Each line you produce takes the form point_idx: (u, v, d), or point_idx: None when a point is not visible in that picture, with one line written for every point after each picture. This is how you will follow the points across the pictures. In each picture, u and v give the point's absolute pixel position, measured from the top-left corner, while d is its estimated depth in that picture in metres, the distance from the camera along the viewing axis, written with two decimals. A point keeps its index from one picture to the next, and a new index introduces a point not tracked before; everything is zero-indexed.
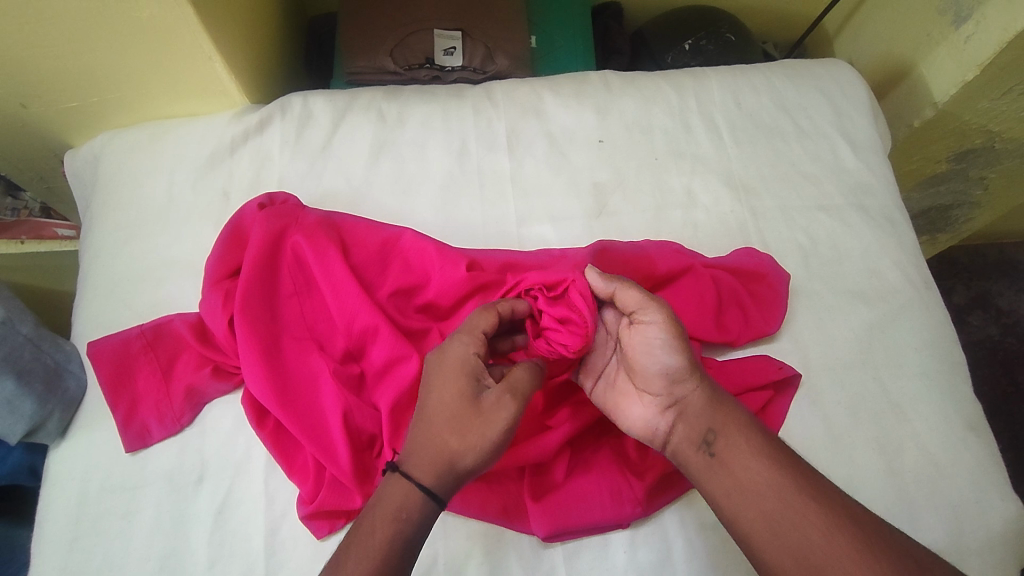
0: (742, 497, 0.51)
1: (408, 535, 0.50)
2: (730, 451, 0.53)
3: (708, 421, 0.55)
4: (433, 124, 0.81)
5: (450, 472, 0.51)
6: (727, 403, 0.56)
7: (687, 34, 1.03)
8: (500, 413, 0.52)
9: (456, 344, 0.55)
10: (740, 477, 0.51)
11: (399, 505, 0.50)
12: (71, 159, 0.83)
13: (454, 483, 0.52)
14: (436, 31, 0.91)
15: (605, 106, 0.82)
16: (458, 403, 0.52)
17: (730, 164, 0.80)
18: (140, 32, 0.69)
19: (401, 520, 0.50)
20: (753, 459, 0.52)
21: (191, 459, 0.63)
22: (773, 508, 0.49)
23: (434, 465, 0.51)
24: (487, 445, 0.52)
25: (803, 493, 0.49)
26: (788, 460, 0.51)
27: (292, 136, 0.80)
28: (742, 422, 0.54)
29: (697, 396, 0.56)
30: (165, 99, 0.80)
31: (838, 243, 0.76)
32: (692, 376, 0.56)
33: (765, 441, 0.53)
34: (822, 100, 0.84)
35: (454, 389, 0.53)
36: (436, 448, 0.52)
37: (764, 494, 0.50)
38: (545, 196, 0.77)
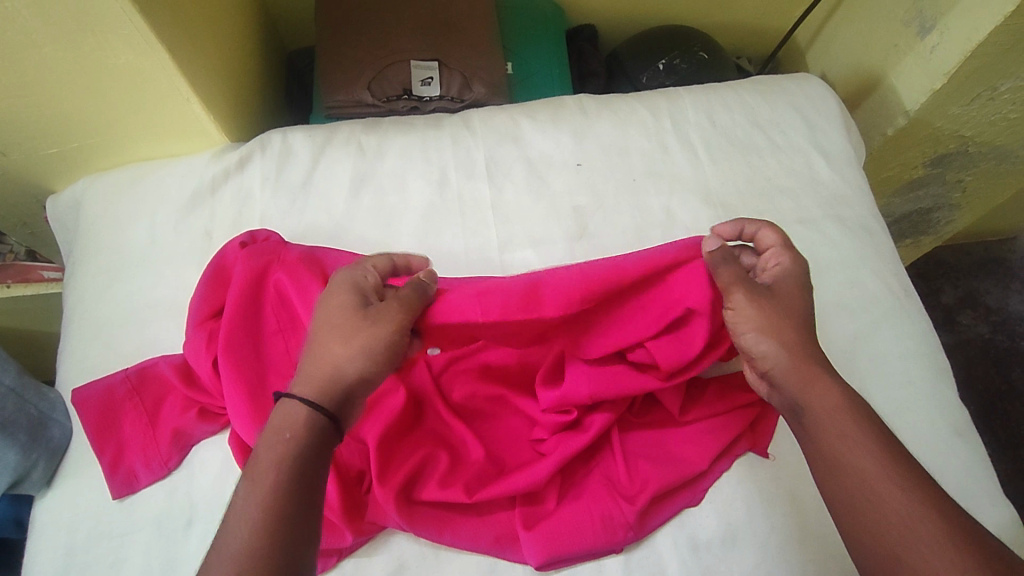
0: (827, 469, 0.51)
1: (291, 456, 0.50)
2: (818, 424, 0.53)
3: (795, 392, 0.54)
4: (413, 154, 0.82)
5: (338, 388, 0.53)
6: (821, 372, 0.54)
7: (660, 53, 1.04)
8: (386, 319, 0.55)
9: (338, 282, 0.58)
10: (831, 448, 0.52)
11: (283, 426, 0.51)
12: (53, 205, 0.83)
13: (342, 395, 0.53)
14: (413, 62, 0.93)
15: (582, 129, 0.83)
16: (349, 320, 0.55)
17: (706, 181, 0.81)
18: (116, 78, 0.70)
19: (283, 440, 0.50)
20: (843, 438, 0.51)
21: (181, 502, 0.63)
22: (862, 491, 0.49)
23: (319, 381, 0.53)
24: (374, 350, 0.54)
25: (891, 478, 0.49)
26: (885, 447, 0.50)
27: (272, 173, 0.80)
28: (835, 401, 0.53)
29: (782, 364, 0.55)
30: (145, 141, 0.80)
31: (818, 255, 0.77)
32: (780, 349, 0.55)
33: (865, 422, 0.52)
34: (794, 114, 0.86)
35: (343, 312, 0.55)
36: (323, 364, 0.54)
37: (849, 470, 0.50)
38: (525, 222, 0.78)
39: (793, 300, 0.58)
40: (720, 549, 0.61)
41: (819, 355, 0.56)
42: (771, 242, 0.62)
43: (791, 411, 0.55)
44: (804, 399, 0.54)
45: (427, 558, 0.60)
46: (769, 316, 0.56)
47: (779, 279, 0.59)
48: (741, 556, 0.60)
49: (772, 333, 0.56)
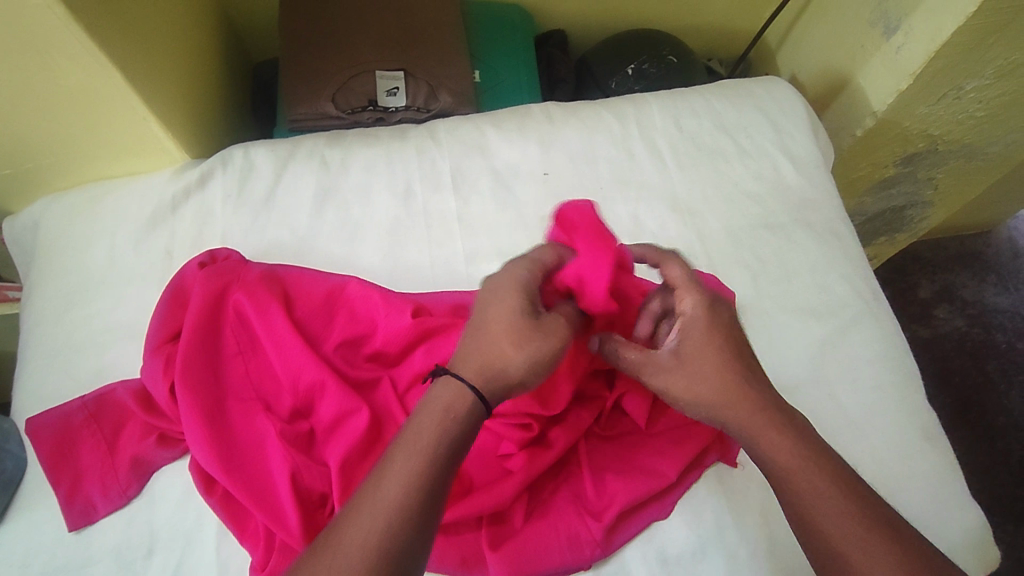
0: (800, 525, 0.49)
1: (456, 435, 0.48)
2: (786, 478, 0.50)
3: (754, 448, 0.52)
4: (377, 167, 0.81)
5: (500, 380, 0.50)
6: (779, 423, 0.51)
7: (629, 58, 1.03)
8: (558, 331, 0.52)
9: (518, 270, 0.54)
10: (801, 504, 0.49)
11: (448, 404, 0.48)
12: (9, 227, 0.81)
13: (501, 388, 0.50)
14: (378, 73, 0.92)
15: (548, 137, 0.83)
16: (521, 319, 0.51)
17: (674, 188, 0.80)
18: (67, 99, 0.68)
19: (450, 419, 0.48)
20: (813, 493, 0.49)
21: (140, 531, 0.61)
22: (838, 549, 0.47)
23: (488, 368, 0.50)
24: (543, 357, 0.50)
25: (868, 532, 0.47)
26: (857, 498, 0.48)
27: (234, 189, 0.79)
28: (799, 454, 0.50)
29: (736, 423, 0.52)
30: (101, 161, 0.79)
31: (786, 260, 0.77)
32: (726, 406, 0.52)
33: (829, 474, 0.49)
34: (760, 118, 0.85)
35: (514, 310, 0.51)
36: (491, 355, 0.50)
37: (822, 529, 0.48)
38: (492, 234, 0.77)
39: (713, 348, 0.54)
40: (689, 563, 0.60)
41: (772, 402, 0.52)
42: (678, 277, 0.57)
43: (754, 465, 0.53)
44: (765, 454, 0.51)
45: None
46: (695, 380, 0.53)
47: (687, 332, 0.55)
48: (711, 569, 0.60)
49: (704, 396, 0.53)
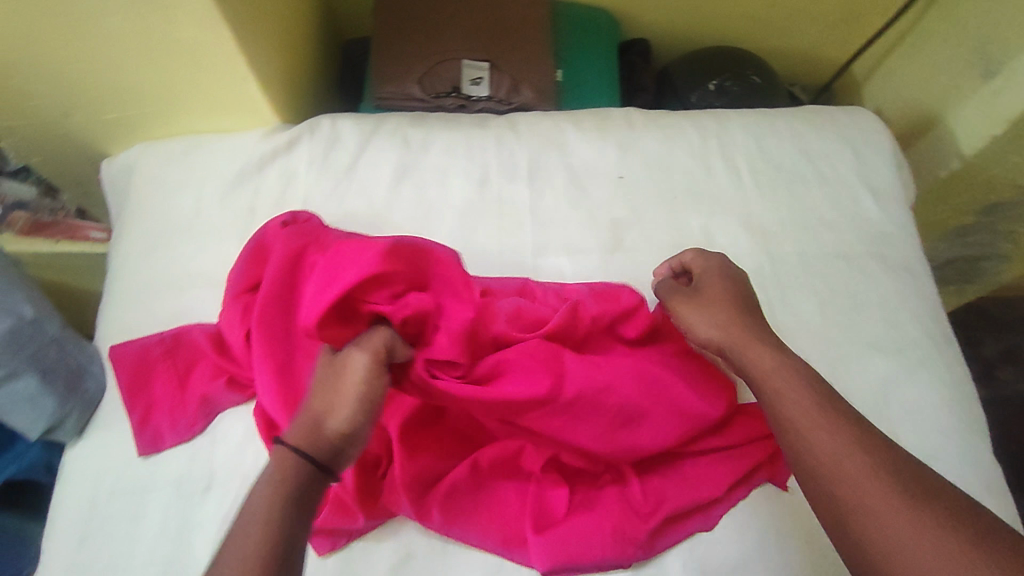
0: (776, 427, 0.53)
1: (294, 498, 0.47)
2: (767, 380, 0.55)
3: (741, 360, 0.58)
4: (456, 151, 0.82)
5: (323, 442, 0.49)
6: (769, 347, 0.57)
7: (713, 74, 1.03)
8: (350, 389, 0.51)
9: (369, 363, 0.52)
10: (776, 401, 0.54)
11: (276, 469, 0.47)
12: (107, 167, 0.86)
13: (327, 452, 0.49)
14: (465, 61, 0.94)
15: (627, 142, 0.83)
16: (343, 385, 0.51)
17: (748, 206, 0.80)
18: (179, 50, 0.72)
19: (288, 480, 0.47)
20: (787, 394, 0.53)
21: (201, 466, 0.64)
22: (810, 441, 0.50)
23: (310, 434, 0.49)
24: (349, 416, 0.50)
25: (837, 430, 0.50)
26: (831, 404, 0.52)
27: (319, 156, 0.82)
28: (776, 365, 0.55)
29: (732, 343, 0.59)
30: (199, 115, 0.83)
31: (856, 292, 0.75)
32: (734, 327, 0.59)
33: (801, 384, 0.53)
34: (844, 146, 0.84)
35: (331, 381, 0.52)
36: (307, 419, 0.50)
37: (793, 424, 0.52)
38: (562, 229, 0.78)
39: (727, 292, 0.63)
40: None
41: (763, 335, 0.59)
42: (691, 258, 0.68)
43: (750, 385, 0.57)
44: (748, 363, 0.57)
45: (435, 550, 0.60)
46: (705, 308, 0.62)
47: (707, 278, 0.65)
48: None
49: (711, 319, 0.61)
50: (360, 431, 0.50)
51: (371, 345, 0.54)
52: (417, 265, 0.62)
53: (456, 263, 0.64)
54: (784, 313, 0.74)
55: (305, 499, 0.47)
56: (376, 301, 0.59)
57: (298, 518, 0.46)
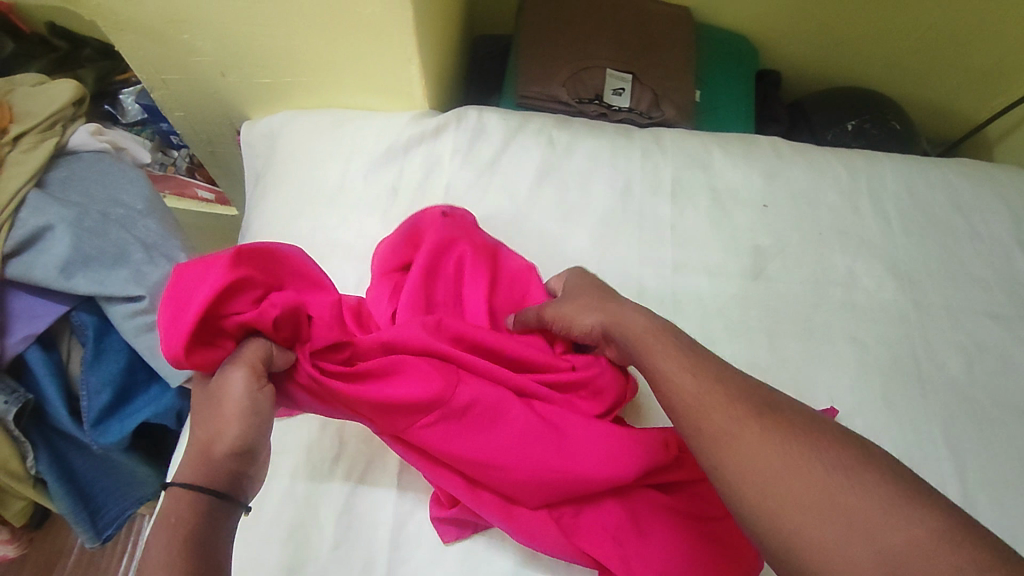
0: (687, 424, 0.46)
1: (194, 535, 0.40)
2: (664, 368, 0.50)
3: (635, 345, 0.54)
4: (600, 158, 0.82)
5: (219, 472, 0.43)
6: (663, 329, 0.53)
7: (851, 114, 1.01)
8: (206, 416, 0.44)
9: (232, 374, 0.46)
10: (683, 389, 0.47)
11: (169, 513, 0.40)
12: (249, 130, 0.88)
13: (224, 482, 0.43)
14: (609, 71, 0.94)
15: (774, 171, 0.82)
16: (221, 409, 0.44)
17: (897, 252, 0.78)
18: (357, 25, 0.74)
19: (173, 524, 0.40)
20: (690, 378, 0.48)
21: (330, 436, 0.64)
22: (727, 433, 0.43)
23: (200, 469, 0.42)
24: (241, 438, 0.44)
25: (751, 413, 0.44)
26: (735, 385, 0.46)
27: (464, 145, 0.82)
28: (669, 345, 0.51)
29: (612, 327, 0.57)
30: (352, 90, 0.84)
31: (1007, 356, 0.72)
32: (617, 317, 0.57)
33: (704, 366, 0.48)
34: (1000, 205, 0.81)
35: (204, 414, 0.44)
36: (193, 454, 0.43)
37: (704, 414, 0.45)
38: (702, 250, 0.77)
39: (597, 289, 0.62)
40: None
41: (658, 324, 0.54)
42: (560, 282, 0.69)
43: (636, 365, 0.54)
44: (644, 348, 0.52)
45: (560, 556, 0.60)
46: (599, 299, 0.60)
47: (574, 281, 0.65)
48: None
49: (599, 308, 0.59)
50: (255, 441, 0.45)
51: (247, 360, 0.47)
52: (261, 262, 0.50)
53: (309, 256, 0.56)
54: (931, 368, 0.71)
55: (208, 534, 0.41)
56: (238, 311, 0.47)
57: (209, 555, 0.40)
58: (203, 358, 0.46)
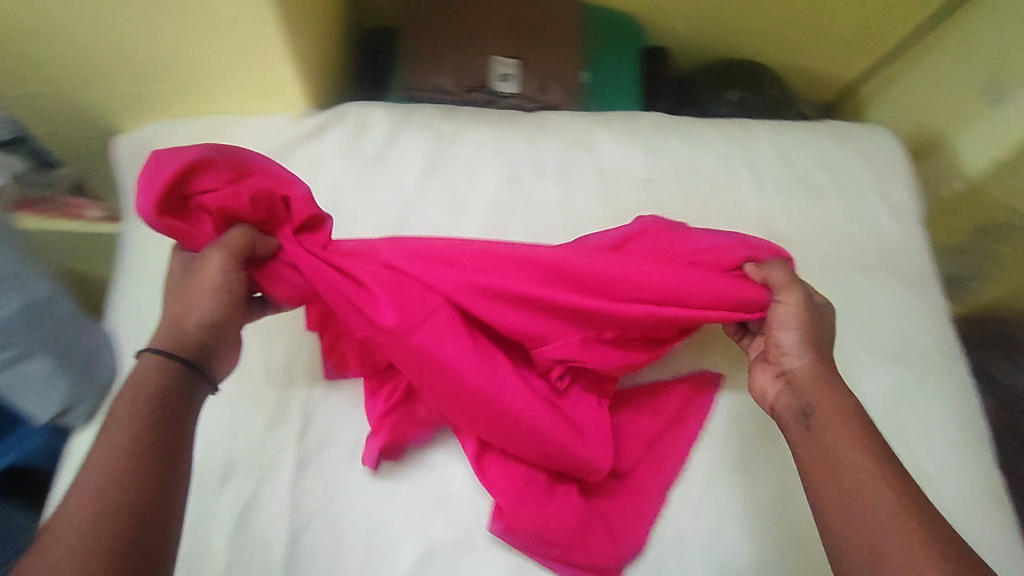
0: (825, 471, 0.53)
1: (154, 433, 0.47)
2: (827, 429, 0.55)
3: (807, 398, 0.58)
4: (486, 146, 0.82)
5: (188, 338, 0.53)
6: (836, 392, 0.57)
7: (732, 85, 1.05)
8: (192, 290, 0.54)
9: (212, 257, 0.55)
10: (829, 445, 0.54)
11: (138, 371, 0.50)
12: (120, 143, 0.83)
13: (194, 343, 0.53)
14: (494, 57, 0.93)
15: (655, 146, 0.84)
16: (205, 283, 0.54)
17: (771, 215, 0.82)
18: (215, 24, 0.71)
19: (143, 399, 0.48)
20: (844, 442, 0.53)
21: (220, 455, 0.64)
22: (856, 488, 0.51)
23: (175, 336, 0.53)
24: (208, 314, 0.54)
25: (888, 470, 0.51)
26: (882, 450, 0.53)
27: (348, 144, 0.81)
28: (849, 409, 0.56)
29: (804, 369, 0.60)
30: (225, 95, 0.81)
31: (872, 303, 0.78)
32: (803, 354, 0.61)
33: (856, 425, 0.55)
34: (863, 163, 0.87)
35: (188, 292, 0.54)
36: (171, 320, 0.53)
37: (852, 467, 0.52)
38: (589, 229, 0.78)
39: (823, 335, 0.63)
40: None
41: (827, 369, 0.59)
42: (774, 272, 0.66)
43: (802, 414, 0.57)
44: (817, 400, 0.57)
45: (458, 546, 0.62)
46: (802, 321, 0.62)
47: (782, 293, 0.65)
48: None
49: (805, 341, 0.61)
50: (222, 320, 0.54)
51: (226, 245, 0.56)
52: (268, 174, 0.59)
53: (295, 179, 0.61)
54: None
55: (172, 424, 0.48)
56: (205, 187, 0.57)
57: (172, 473, 0.46)
58: (167, 224, 0.57)
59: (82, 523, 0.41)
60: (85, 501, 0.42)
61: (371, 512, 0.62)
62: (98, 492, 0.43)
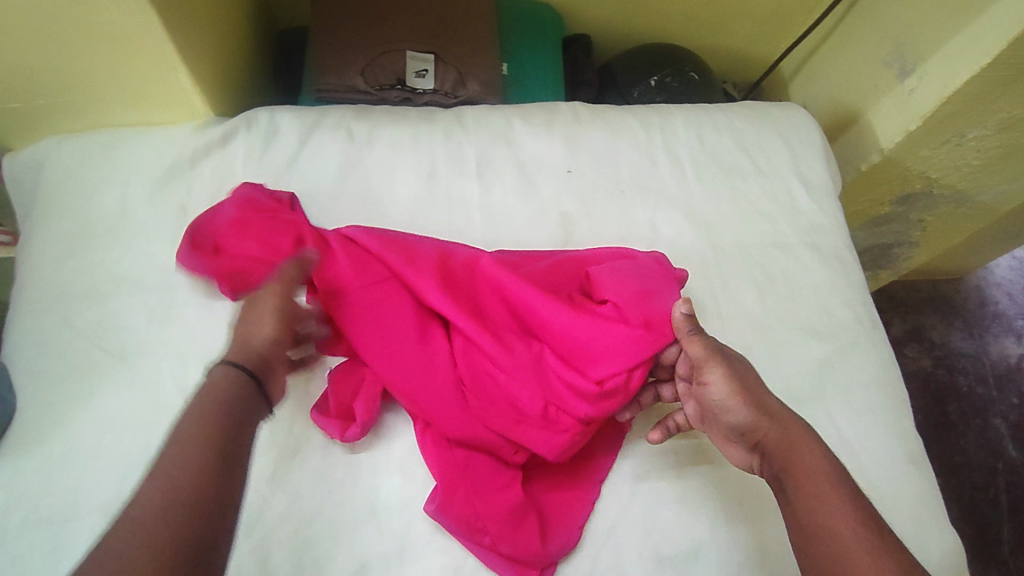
0: (812, 536, 0.48)
1: (224, 423, 0.45)
2: (804, 488, 0.51)
3: (780, 457, 0.53)
4: (403, 145, 0.80)
5: (251, 351, 0.52)
6: (808, 439, 0.53)
7: (653, 70, 1.05)
8: (251, 316, 0.54)
9: (264, 295, 0.56)
10: (812, 510, 0.49)
11: (212, 377, 0.48)
12: (10, 163, 0.78)
13: (259, 360, 0.51)
14: (408, 53, 0.91)
15: (574, 136, 0.84)
16: (269, 311, 0.55)
17: (692, 200, 0.82)
18: (98, 38, 0.67)
19: (218, 394, 0.47)
20: (828, 501, 0.49)
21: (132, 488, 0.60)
22: (842, 549, 0.46)
23: (239, 346, 0.52)
24: (274, 330, 0.53)
25: (871, 528, 0.47)
26: (862, 503, 0.49)
27: (256, 151, 0.78)
28: (821, 463, 0.52)
29: (772, 436, 0.55)
30: (121, 107, 0.77)
31: (792, 280, 0.79)
32: (760, 419, 0.56)
33: (833, 479, 0.50)
34: (779, 142, 0.88)
35: (257, 317, 0.54)
36: (240, 340, 0.52)
37: (835, 534, 0.47)
38: (512, 223, 0.77)
39: (772, 401, 0.56)
40: (682, 564, 0.62)
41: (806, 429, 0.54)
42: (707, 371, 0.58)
43: (778, 479, 0.53)
44: (790, 462, 0.53)
45: (391, 559, 0.60)
46: (742, 387, 0.57)
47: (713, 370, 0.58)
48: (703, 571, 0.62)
49: (755, 407, 0.56)
50: (286, 340, 0.54)
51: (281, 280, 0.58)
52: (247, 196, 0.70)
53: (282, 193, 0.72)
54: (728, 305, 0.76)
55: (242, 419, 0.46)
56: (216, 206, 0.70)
57: (238, 458, 0.44)
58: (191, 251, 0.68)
59: (141, 554, 0.37)
60: (155, 497, 0.40)
61: (295, 533, 0.60)
62: (169, 510, 0.39)
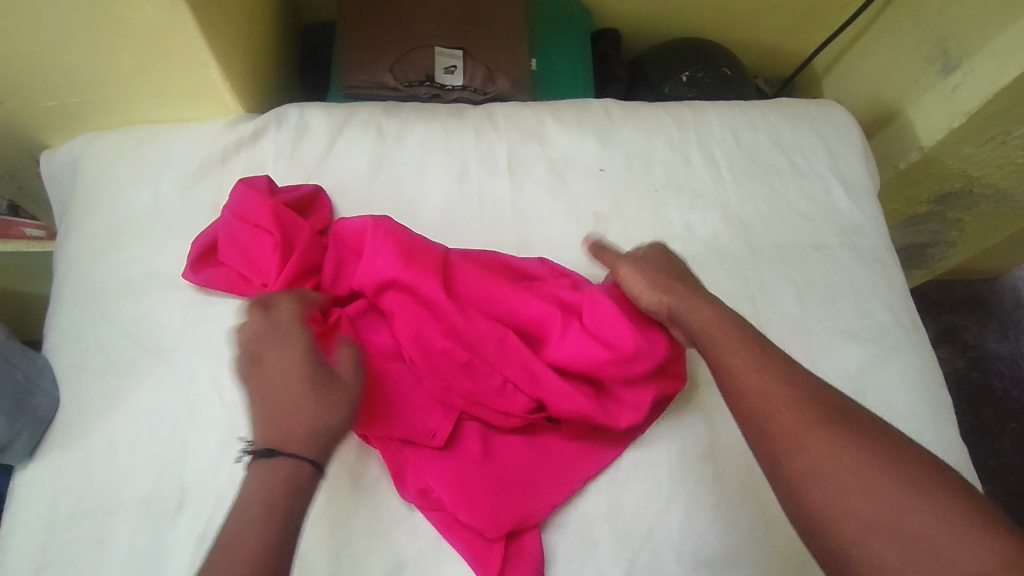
0: (737, 400, 0.52)
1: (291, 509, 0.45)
2: (726, 350, 0.55)
3: (690, 328, 0.59)
4: (433, 142, 0.79)
5: (306, 424, 0.49)
6: (703, 301, 0.59)
7: (685, 65, 1.03)
8: (291, 374, 0.51)
9: (290, 350, 0.52)
10: (739, 373, 0.52)
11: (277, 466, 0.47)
12: (48, 160, 0.79)
13: (324, 434, 0.49)
14: (437, 48, 0.90)
15: (607, 134, 0.82)
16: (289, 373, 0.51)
17: (728, 199, 0.81)
18: (132, 35, 0.67)
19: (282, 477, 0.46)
20: (751, 361, 0.53)
21: (170, 483, 0.61)
22: (771, 403, 0.49)
23: (290, 420, 0.49)
24: (322, 402, 0.50)
25: (790, 380, 0.51)
26: (770, 356, 0.53)
27: (287, 148, 0.77)
28: (720, 321, 0.57)
29: (679, 302, 0.60)
30: (155, 104, 0.77)
31: (831, 281, 0.77)
32: (670, 290, 0.62)
33: (744, 341, 0.55)
34: (817, 140, 0.86)
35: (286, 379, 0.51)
36: (286, 409, 0.49)
37: (757, 393, 0.50)
38: (544, 223, 0.77)
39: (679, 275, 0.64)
40: (720, 570, 0.61)
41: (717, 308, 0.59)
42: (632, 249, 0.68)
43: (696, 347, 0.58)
44: (691, 328, 0.58)
45: (427, 558, 0.60)
46: (649, 274, 0.63)
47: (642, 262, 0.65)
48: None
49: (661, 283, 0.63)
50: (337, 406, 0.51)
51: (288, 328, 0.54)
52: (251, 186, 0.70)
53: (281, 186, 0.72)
54: (766, 307, 0.74)
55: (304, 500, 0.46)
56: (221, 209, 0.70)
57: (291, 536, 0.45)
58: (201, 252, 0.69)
59: None
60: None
61: (332, 530, 0.60)
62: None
